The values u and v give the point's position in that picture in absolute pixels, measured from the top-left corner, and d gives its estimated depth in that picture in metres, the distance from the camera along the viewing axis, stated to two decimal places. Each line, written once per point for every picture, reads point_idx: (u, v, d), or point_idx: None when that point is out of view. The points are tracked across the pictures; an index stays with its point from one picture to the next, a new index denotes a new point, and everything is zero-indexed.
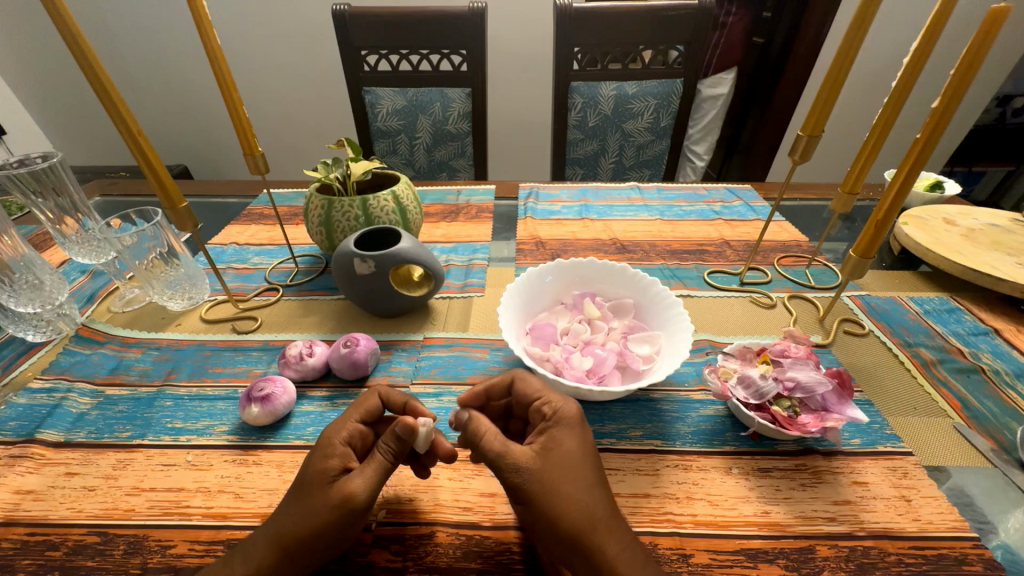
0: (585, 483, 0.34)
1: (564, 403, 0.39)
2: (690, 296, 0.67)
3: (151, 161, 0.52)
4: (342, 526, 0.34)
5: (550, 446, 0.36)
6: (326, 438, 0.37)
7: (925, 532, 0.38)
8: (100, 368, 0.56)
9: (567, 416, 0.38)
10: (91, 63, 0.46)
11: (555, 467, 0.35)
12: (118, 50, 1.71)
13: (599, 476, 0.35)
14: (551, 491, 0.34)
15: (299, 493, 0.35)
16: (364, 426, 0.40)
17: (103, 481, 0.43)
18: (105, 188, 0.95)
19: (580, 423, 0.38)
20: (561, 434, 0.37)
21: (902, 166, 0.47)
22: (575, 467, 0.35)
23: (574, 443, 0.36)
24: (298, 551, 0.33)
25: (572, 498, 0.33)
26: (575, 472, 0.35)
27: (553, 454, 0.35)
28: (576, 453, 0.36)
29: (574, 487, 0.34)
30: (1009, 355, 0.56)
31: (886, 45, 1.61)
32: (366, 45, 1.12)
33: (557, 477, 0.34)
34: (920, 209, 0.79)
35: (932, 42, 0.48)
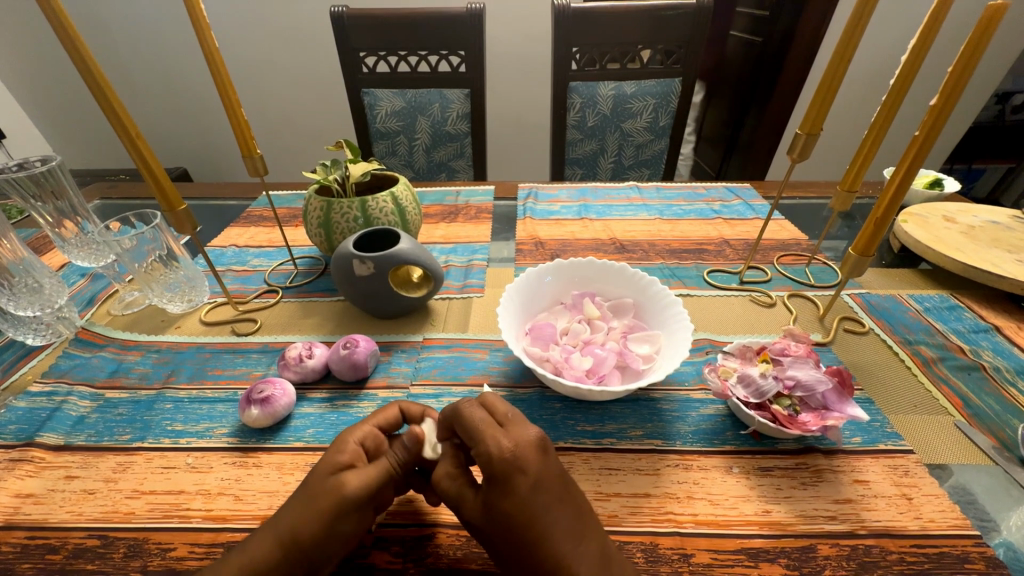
0: (533, 538, 0.30)
1: (490, 450, 0.32)
2: (689, 295, 0.67)
3: (148, 163, 0.52)
4: (339, 524, 0.33)
5: (487, 503, 0.32)
6: (341, 437, 0.37)
7: (927, 530, 0.38)
8: (100, 371, 0.56)
9: (494, 468, 0.31)
10: (85, 61, 0.46)
11: (494, 525, 0.31)
12: (117, 53, 1.71)
13: (551, 525, 0.30)
14: (500, 546, 0.32)
15: (304, 485, 0.34)
16: (378, 432, 0.39)
17: (103, 484, 0.43)
18: (105, 192, 0.95)
19: (514, 470, 0.31)
20: (494, 489, 0.31)
21: (900, 164, 0.47)
22: (516, 521, 0.30)
23: (508, 498, 0.31)
24: (297, 549, 0.32)
25: (523, 557, 0.31)
26: (517, 528, 0.30)
27: (491, 513, 0.31)
28: (512, 507, 0.31)
29: (521, 544, 0.30)
30: (1009, 353, 0.56)
31: (885, 43, 1.61)
32: (365, 47, 1.12)
33: (501, 535, 0.31)
34: (920, 206, 0.79)
35: (932, 35, 0.47)
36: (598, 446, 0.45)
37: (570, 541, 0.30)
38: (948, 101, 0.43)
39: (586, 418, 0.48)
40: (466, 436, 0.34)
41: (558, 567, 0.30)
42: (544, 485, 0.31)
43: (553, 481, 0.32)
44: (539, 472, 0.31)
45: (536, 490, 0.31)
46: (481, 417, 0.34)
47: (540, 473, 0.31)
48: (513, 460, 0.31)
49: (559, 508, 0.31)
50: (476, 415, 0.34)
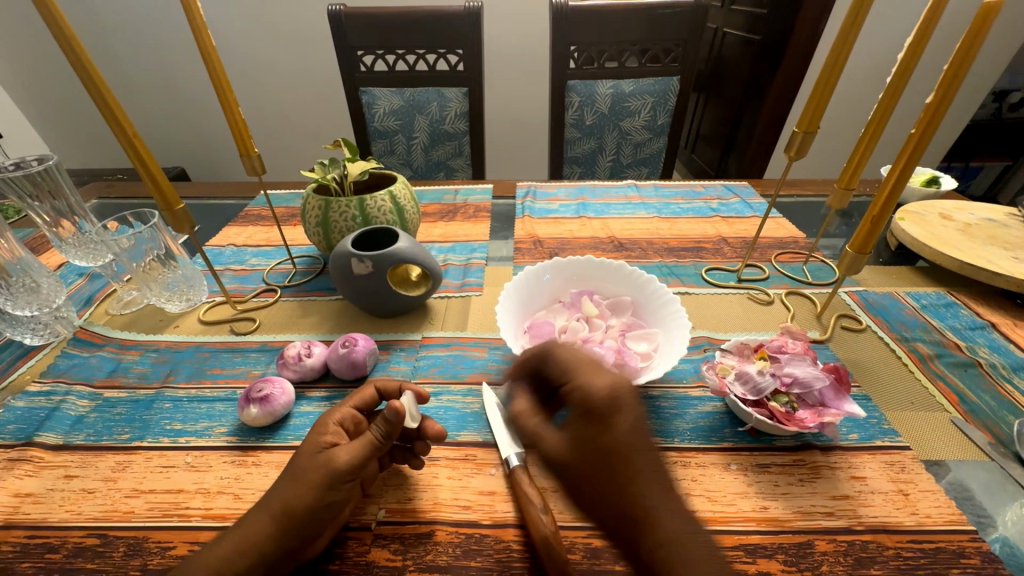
0: (620, 469, 0.29)
1: (591, 388, 0.35)
2: (687, 293, 0.67)
3: (141, 155, 0.51)
4: (326, 496, 0.35)
5: (580, 435, 0.32)
6: (322, 419, 0.40)
7: (924, 526, 0.38)
8: (99, 370, 0.56)
9: (594, 401, 0.34)
10: (74, 49, 0.45)
11: (583, 456, 0.31)
12: (114, 52, 1.70)
13: (642, 462, 0.30)
14: (583, 481, 0.30)
15: (290, 467, 0.37)
16: (357, 412, 0.41)
17: (102, 484, 0.43)
18: (101, 191, 0.94)
19: (612, 405, 0.33)
20: (589, 421, 0.33)
21: (896, 162, 0.47)
22: (607, 450, 0.30)
23: (602, 430, 0.32)
24: (291, 522, 0.34)
25: (606, 491, 0.29)
26: (606, 456, 0.30)
27: (583, 444, 0.32)
28: (607, 435, 0.31)
29: (606, 475, 0.30)
30: (1006, 349, 0.56)
31: (882, 40, 1.61)
32: (362, 45, 1.12)
33: (588, 465, 0.30)
34: (917, 204, 0.80)
35: (928, 35, 0.48)
36: None
37: (662, 488, 0.29)
38: (943, 100, 0.43)
39: None
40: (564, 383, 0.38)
41: (644, 509, 0.28)
42: (636, 425, 0.32)
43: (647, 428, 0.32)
44: (635, 413, 0.33)
45: (630, 425, 0.32)
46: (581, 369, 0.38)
47: (634, 415, 0.32)
48: (613, 397, 0.33)
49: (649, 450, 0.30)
50: (573, 367, 0.39)
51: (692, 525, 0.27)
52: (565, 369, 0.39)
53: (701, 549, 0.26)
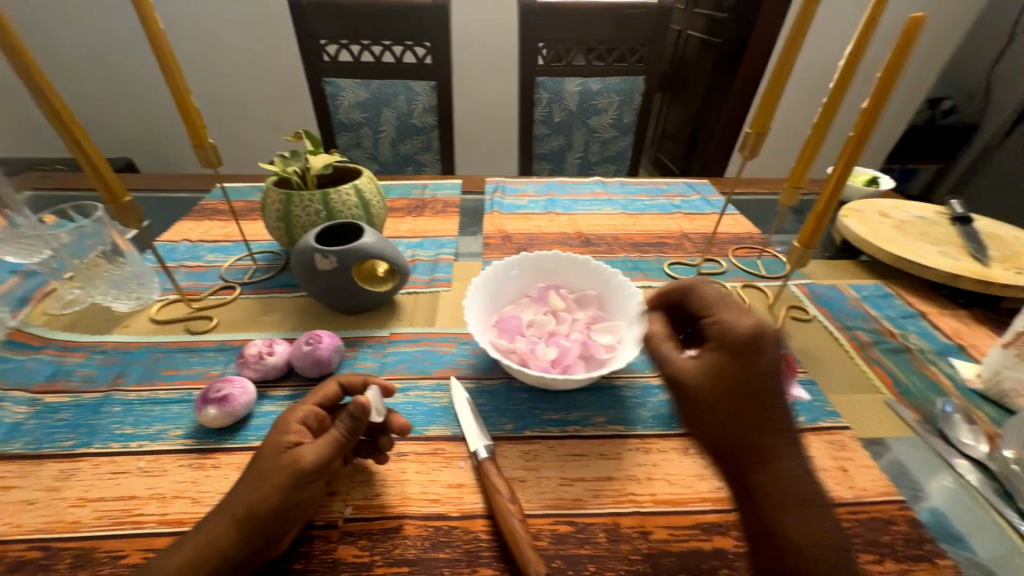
0: (749, 409, 0.32)
1: (733, 321, 0.35)
2: (651, 287, 0.69)
3: (64, 121, 0.47)
4: (291, 496, 0.34)
5: (716, 367, 0.34)
6: (283, 418, 0.39)
7: (859, 498, 0.42)
8: (38, 374, 0.52)
9: (737, 339, 0.34)
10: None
11: (718, 389, 0.34)
12: (50, 32, 1.58)
13: (771, 409, 0.33)
14: (708, 408, 0.34)
15: (253, 469, 0.36)
16: (320, 410, 0.41)
17: (44, 494, 0.41)
18: (36, 183, 0.88)
19: (756, 347, 0.33)
20: (729, 358, 0.34)
21: (838, 163, 0.50)
22: (744, 389, 0.33)
23: (742, 369, 0.33)
24: (254, 524, 0.33)
25: (727, 423, 0.33)
26: (742, 396, 0.33)
27: (720, 376, 0.34)
28: (746, 377, 0.33)
29: (735, 410, 0.33)
30: (933, 335, 0.61)
31: (829, 46, 1.71)
32: (325, 34, 1.09)
33: (720, 398, 0.34)
34: (859, 202, 0.85)
35: (865, 45, 0.51)
36: (563, 434, 0.47)
37: (782, 433, 0.32)
38: (877, 106, 0.47)
39: (552, 407, 0.50)
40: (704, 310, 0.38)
41: (762, 448, 0.32)
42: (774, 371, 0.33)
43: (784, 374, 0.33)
44: (774, 358, 0.34)
45: (769, 372, 0.33)
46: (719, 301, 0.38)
47: (773, 361, 0.33)
48: (759, 337, 0.33)
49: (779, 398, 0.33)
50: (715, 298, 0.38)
51: (802, 470, 0.31)
52: (703, 296, 0.40)
53: (802, 493, 0.31)
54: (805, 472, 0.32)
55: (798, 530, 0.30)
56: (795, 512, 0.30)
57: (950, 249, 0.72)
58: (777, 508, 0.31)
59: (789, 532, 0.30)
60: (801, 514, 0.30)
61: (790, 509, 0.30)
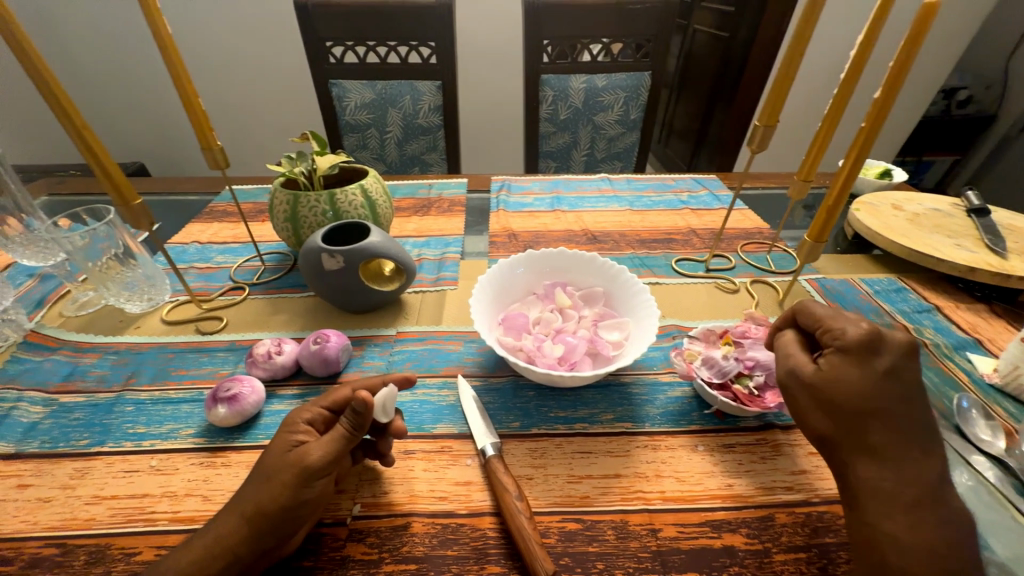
0: (860, 410, 0.34)
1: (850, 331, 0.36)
2: (658, 283, 0.69)
3: (81, 131, 0.47)
4: (297, 492, 0.34)
5: (826, 370, 0.36)
6: (290, 420, 0.39)
7: None
8: (53, 375, 0.53)
9: (855, 346, 0.36)
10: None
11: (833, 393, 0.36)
12: (63, 41, 1.61)
13: (889, 411, 0.34)
14: (825, 410, 0.36)
15: (262, 468, 0.36)
16: (327, 410, 0.40)
17: (60, 492, 0.42)
18: (51, 187, 0.89)
19: (874, 351, 0.35)
20: (841, 362, 0.36)
21: (850, 154, 0.49)
22: (859, 392, 0.34)
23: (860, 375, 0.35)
24: (263, 521, 0.33)
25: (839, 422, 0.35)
26: (857, 398, 0.34)
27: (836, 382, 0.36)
28: (858, 380, 0.34)
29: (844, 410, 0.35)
30: (948, 330, 0.60)
31: (838, 38, 1.69)
32: (331, 36, 1.10)
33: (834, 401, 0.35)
34: (871, 195, 0.84)
35: (876, 33, 0.50)
36: (570, 431, 0.46)
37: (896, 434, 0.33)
38: (889, 96, 0.45)
39: (559, 404, 0.49)
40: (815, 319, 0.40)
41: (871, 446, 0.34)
42: (896, 375, 0.34)
43: (908, 378, 0.34)
44: (894, 365, 0.34)
45: (886, 376, 0.34)
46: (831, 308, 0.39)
47: (893, 366, 0.34)
48: (872, 341, 0.35)
49: (899, 400, 0.34)
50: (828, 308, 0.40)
51: (919, 473, 0.32)
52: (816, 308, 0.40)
53: (918, 497, 0.32)
54: (925, 476, 0.32)
55: (901, 531, 0.31)
56: (902, 513, 0.32)
57: (967, 241, 0.70)
58: (880, 506, 0.32)
59: (890, 531, 0.32)
60: (905, 516, 0.31)
61: (895, 510, 0.32)
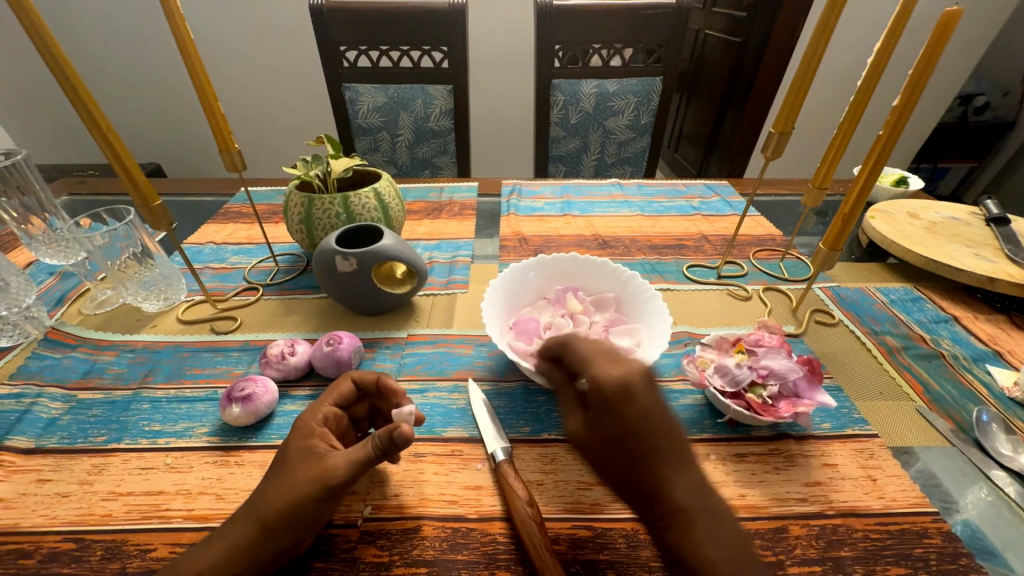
0: (632, 456, 0.33)
1: (603, 373, 0.37)
2: (669, 289, 0.68)
3: (103, 131, 0.48)
4: (316, 504, 0.34)
5: (598, 421, 0.36)
6: (304, 424, 0.39)
7: (889, 509, 0.40)
8: (72, 372, 0.55)
9: (607, 391, 0.35)
10: (27, 9, 0.42)
11: (609, 443, 0.34)
12: (85, 44, 1.65)
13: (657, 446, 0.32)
14: (607, 463, 0.35)
15: (279, 473, 0.36)
16: (338, 410, 0.41)
17: (78, 487, 0.42)
18: (73, 187, 0.92)
19: (623, 393, 0.35)
20: (605, 412, 0.35)
21: (867, 162, 0.49)
22: (629, 439, 0.33)
23: (625, 420, 0.34)
24: (280, 530, 0.33)
25: (625, 473, 0.33)
26: (631, 447, 0.33)
27: (609, 433, 0.34)
28: (619, 428, 0.34)
29: (621, 459, 0.33)
30: (967, 341, 0.58)
31: (853, 44, 1.67)
32: (345, 41, 1.11)
33: (611, 452, 0.34)
34: (886, 203, 0.83)
35: (895, 39, 0.49)
36: None
37: (676, 464, 0.32)
38: (909, 102, 0.45)
39: None
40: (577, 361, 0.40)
41: (662, 484, 0.31)
42: (653, 410, 0.34)
43: (656, 410, 0.34)
44: (645, 399, 0.34)
45: (641, 415, 0.34)
46: (595, 351, 0.39)
47: (650, 400, 0.34)
48: (625, 387, 0.35)
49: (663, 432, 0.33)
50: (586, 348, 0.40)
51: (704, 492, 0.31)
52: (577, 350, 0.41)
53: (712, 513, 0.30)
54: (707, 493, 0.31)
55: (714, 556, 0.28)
56: (707, 532, 0.29)
57: (986, 251, 0.69)
58: (689, 539, 0.29)
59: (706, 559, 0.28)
60: (712, 534, 0.29)
61: (702, 532, 0.29)
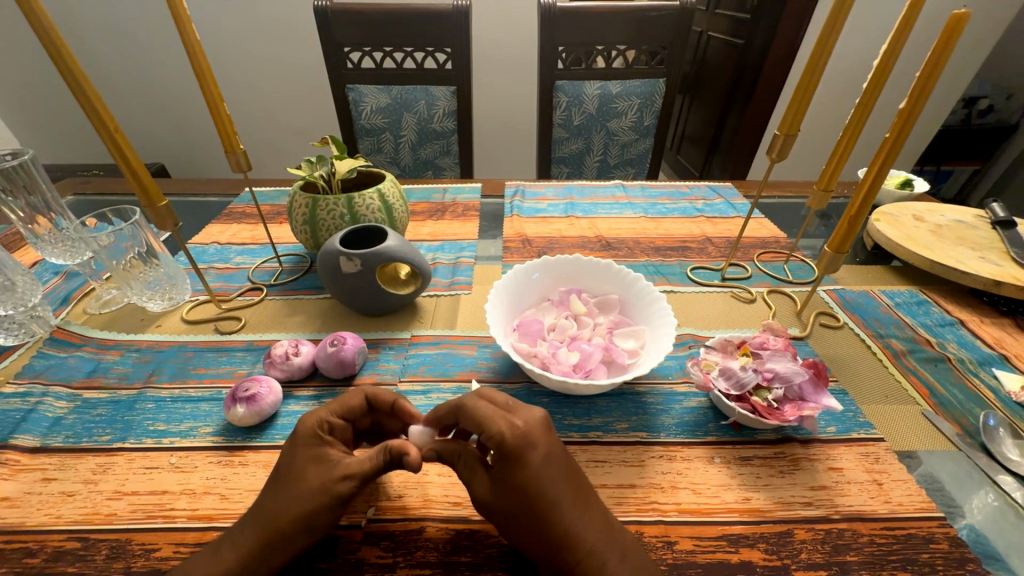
0: (538, 514, 0.32)
1: (503, 430, 0.34)
2: (673, 291, 0.68)
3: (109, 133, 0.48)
4: (327, 514, 0.35)
5: (498, 480, 0.34)
6: (310, 434, 0.37)
7: (895, 513, 0.40)
8: (77, 371, 0.55)
9: (507, 446, 0.33)
10: (37, 13, 0.42)
11: (510, 500, 0.33)
12: (90, 45, 1.66)
13: (564, 496, 0.33)
14: (508, 521, 0.34)
15: (287, 481, 0.35)
16: (345, 421, 0.40)
17: (82, 486, 0.42)
18: (77, 187, 0.92)
19: (525, 448, 0.33)
20: (506, 469, 0.33)
21: (873, 165, 0.49)
22: (530, 496, 0.33)
23: (523, 474, 0.33)
24: (291, 536, 0.34)
25: (534, 531, 0.33)
26: (532, 503, 0.32)
27: (507, 487, 0.33)
28: (520, 483, 0.33)
29: (526, 517, 0.33)
30: (973, 345, 0.58)
31: (856, 46, 1.67)
32: (349, 42, 1.12)
33: (515, 510, 0.33)
34: (892, 206, 0.82)
35: (902, 40, 0.49)
36: (585, 439, 0.46)
37: (580, 509, 0.33)
38: (915, 105, 0.45)
39: (573, 412, 0.49)
40: (475, 422, 0.36)
41: (567, 531, 0.32)
42: (553, 457, 0.34)
43: (554, 460, 0.34)
44: (546, 448, 0.34)
45: (543, 465, 0.33)
46: (489, 404, 0.36)
47: (551, 448, 0.34)
48: (524, 437, 0.33)
49: (570, 479, 0.34)
50: (484, 405, 0.36)
51: (608, 529, 0.33)
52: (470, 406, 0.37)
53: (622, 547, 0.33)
54: (611, 531, 0.33)
55: None
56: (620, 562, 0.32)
57: (991, 254, 0.69)
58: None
59: None
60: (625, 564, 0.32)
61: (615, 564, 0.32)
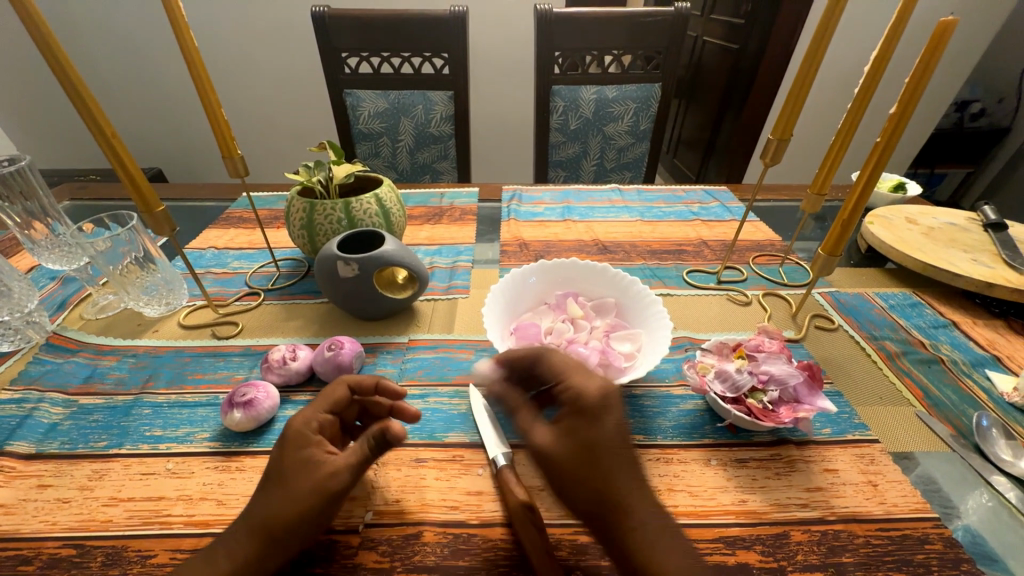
0: (597, 468, 0.33)
1: (585, 386, 0.38)
2: (669, 295, 0.69)
3: (108, 139, 0.49)
4: (320, 513, 0.35)
5: (564, 430, 0.36)
6: (298, 433, 0.37)
7: (890, 514, 0.40)
8: (73, 377, 0.54)
9: (588, 401, 0.36)
10: (36, 21, 0.43)
11: (572, 450, 0.34)
12: (88, 50, 1.66)
13: (626, 462, 0.33)
14: (564, 472, 0.34)
15: (278, 483, 0.35)
16: (332, 415, 0.40)
17: (78, 493, 0.42)
18: (75, 192, 0.92)
19: (602, 407, 0.36)
20: (579, 421, 0.36)
21: (865, 169, 0.49)
22: (592, 451, 0.34)
23: (593, 429, 0.35)
24: (284, 538, 0.34)
25: (586, 484, 0.33)
26: (595, 459, 0.33)
27: (574, 438, 0.35)
28: (590, 436, 0.34)
29: (585, 469, 0.33)
30: (966, 346, 0.59)
31: (849, 50, 1.69)
32: (347, 47, 1.12)
33: (574, 459, 0.34)
34: (885, 209, 0.83)
35: (892, 47, 0.50)
36: None
37: (636, 484, 0.33)
38: (905, 110, 0.45)
39: None
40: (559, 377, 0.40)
41: (621, 496, 0.32)
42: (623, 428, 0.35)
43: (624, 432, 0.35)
44: (620, 418, 0.36)
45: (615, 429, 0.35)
46: (569, 363, 0.41)
47: (624, 420, 0.36)
48: (604, 398, 0.36)
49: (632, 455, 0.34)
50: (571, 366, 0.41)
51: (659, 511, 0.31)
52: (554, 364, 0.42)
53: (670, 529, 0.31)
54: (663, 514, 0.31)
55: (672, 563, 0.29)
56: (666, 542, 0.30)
57: (984, 256, 0.69)
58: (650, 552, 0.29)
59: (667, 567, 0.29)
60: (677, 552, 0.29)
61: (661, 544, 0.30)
